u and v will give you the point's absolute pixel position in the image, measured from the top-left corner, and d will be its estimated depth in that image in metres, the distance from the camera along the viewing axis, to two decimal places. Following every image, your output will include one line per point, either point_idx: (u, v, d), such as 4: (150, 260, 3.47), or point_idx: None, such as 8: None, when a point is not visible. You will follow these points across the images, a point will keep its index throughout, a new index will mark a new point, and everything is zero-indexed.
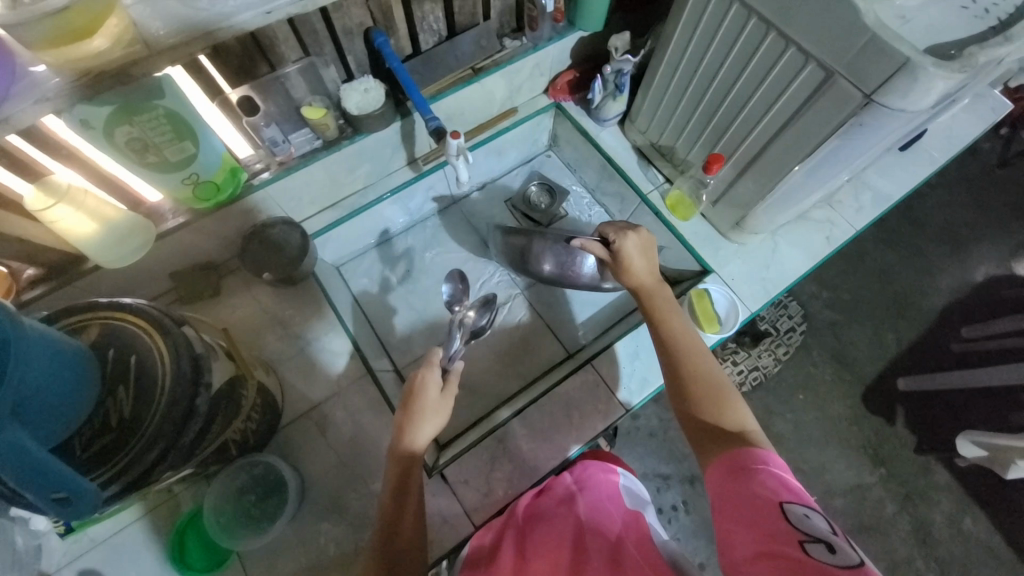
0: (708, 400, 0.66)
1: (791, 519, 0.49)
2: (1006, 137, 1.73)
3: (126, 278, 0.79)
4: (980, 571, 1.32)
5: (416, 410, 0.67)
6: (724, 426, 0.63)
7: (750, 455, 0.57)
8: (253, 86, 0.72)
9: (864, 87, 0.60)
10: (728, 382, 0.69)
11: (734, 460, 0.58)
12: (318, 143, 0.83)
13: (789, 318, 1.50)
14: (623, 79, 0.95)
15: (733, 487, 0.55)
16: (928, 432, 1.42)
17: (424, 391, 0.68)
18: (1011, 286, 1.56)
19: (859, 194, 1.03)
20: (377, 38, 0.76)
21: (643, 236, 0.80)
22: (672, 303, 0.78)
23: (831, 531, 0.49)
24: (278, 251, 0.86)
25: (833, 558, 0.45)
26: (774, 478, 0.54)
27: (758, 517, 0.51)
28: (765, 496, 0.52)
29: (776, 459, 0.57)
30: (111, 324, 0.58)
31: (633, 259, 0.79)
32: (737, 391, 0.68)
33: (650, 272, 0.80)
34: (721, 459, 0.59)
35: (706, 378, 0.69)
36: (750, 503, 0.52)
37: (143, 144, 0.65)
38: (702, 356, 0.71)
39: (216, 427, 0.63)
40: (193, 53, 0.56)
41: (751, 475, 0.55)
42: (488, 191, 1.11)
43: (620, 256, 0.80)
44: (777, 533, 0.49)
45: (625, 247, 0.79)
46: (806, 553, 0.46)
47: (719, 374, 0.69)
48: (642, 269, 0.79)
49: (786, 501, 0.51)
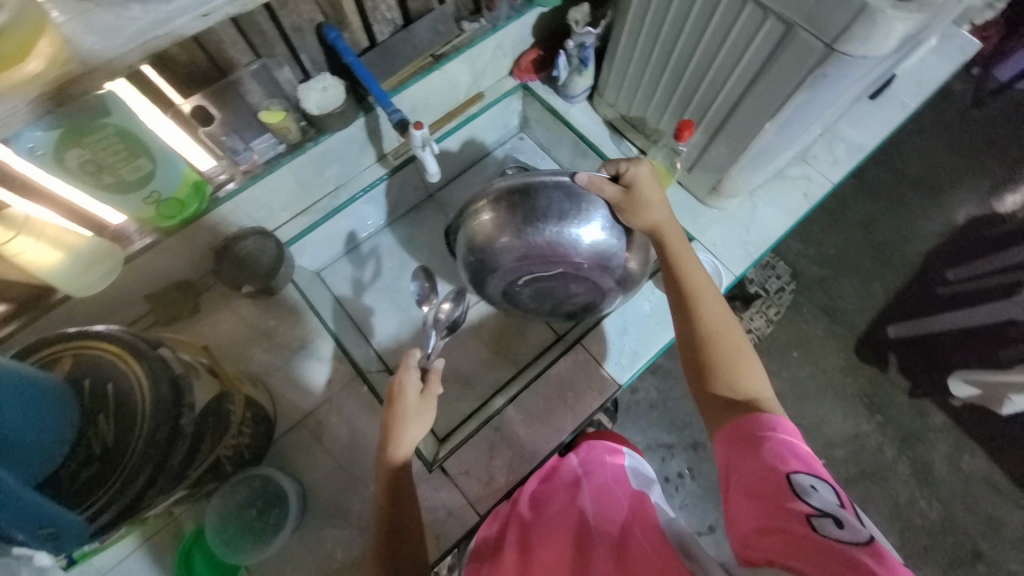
0: (722, 362, 0.66)
1: (799, 492, 0.50)
2: (978, 76, 1.73)
3: (97, 305, 0.77)
4: (981, 506, 1.35)
5: (398, 416, 0.68)
6: (738, 394, 0.64)
7: (760, 422, 0.58)
8: (206, 95, 0.70)
9: (824, 38, 0.59)
10: (746, 343, 0.68)
11: (744, 429, 0.58)
12: (282, 147, 0.81)
13: (778, 278, 1.51)
14: (587, 52, 0.94)
15: (742, 457, 0.56)
16: (921, 376, 1.45)
17: (403, 393, 0.69)
18: (992, 225, 1.57)
19: (833, 147, 1.03)
20: (330, 33, 0.75)
21: (656, 173, 0.75)
22: (690, 253, 0.75)
23: (839, 504, 0.50)
24: (254, 263, 0.86)
25: (842, 533, 0.46)
26: (783, 448, 0.55)
27: (767, 490, 0.51)
28: (774, 465, 0.53)
29: (786, 425, 0.57)
30: (84, 354, 0.56)
31: (647, 193, 0.73)
32: (753, 351, 0.68)
33: (667, 214, 0.74)
34: (732, 424, 0.60)
35: (722, 337, 0.68)
36: (759, 473, 0.53)
37: (96, 166, 0.63)
38: (721, 315, 0.70)
39: (206, 445, 0.62)
40: (132, 64, 0.54)
41: (760, 444, 0.56)
42: (463, 180, 1.09)
43: (635, 191, 0.72)
44: (785, 506, 0.49)
45: (637, 177, 0.73)
46: (814, 528, 0.47)
47: (736, 332, 0.69)
48: (658, 205, 0.74)
49: (794, 472, 0.52)
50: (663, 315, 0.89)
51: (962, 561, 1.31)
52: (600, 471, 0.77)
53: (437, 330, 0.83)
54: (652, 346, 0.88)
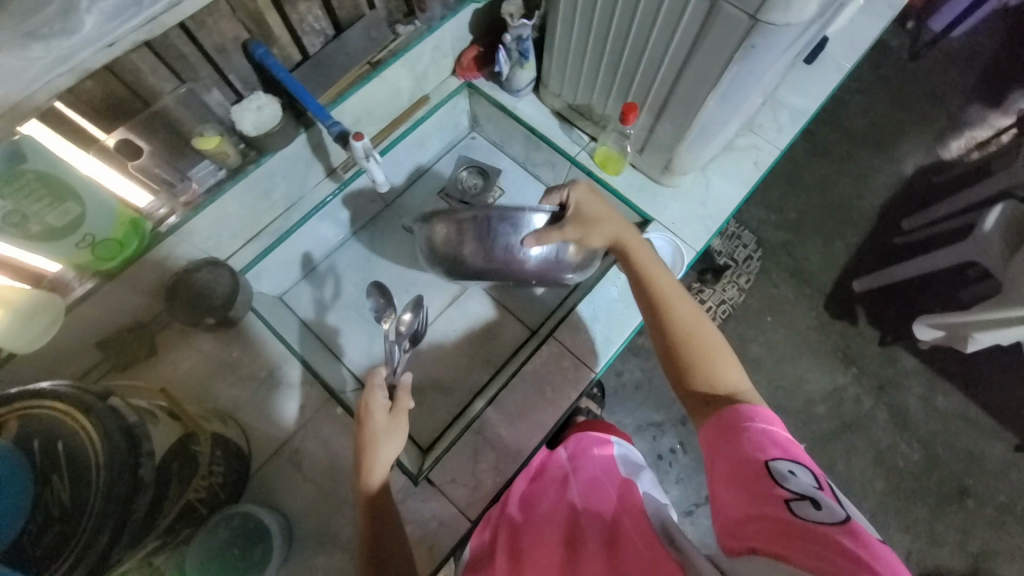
0: (698, 359, 0.67)
1: (779, 479, 0.51)
2: (912, 30, 1.79)
3: (44, 358, 0.73)
4: (959, 442, 1.41)
5: (370, 436, 0.68)
6: (718, 388, 0.65)
7: (740, 412, 0.58)
8: (131, 127, 0.67)
9: (747, 9, 0.60)
10: (719, 338, 0.70)
11: (724, 421, 0.59)
12: (222, 173, 0.78)
13: (744, 247, 1.54)
14: (525, 44, 0.93)
15: (724, 447, 0.57)
16: (889, 325, 1.50)
17: (371, 413, 0.69)
18: (939, 172, 1.64)
19: (777, 114, 1.05)
20: (257, 50, 0.72)
21: (596, 192, 0.80)
22: (651, 258, 0.77)
23: (816, 486, 0.51)
24: (208, 294, 0.82)
25: (820, 514, 0.47)
26: (764, 437, 0.55)
27: (748, 479, 0.52)
28: (754, 453, 0.54)
29: (764, 413, 0.58)
30: (29, 414, 0.54)
31: (592, 209, 0.78)
32: (725, 345, 0.70)
33: (618, 226, 0.78)
34: (713, 418, 0.60)
35: (695, 335, 0.69)
36: (740, 462, 0.54)
37: (19, 216, 0.59)
38: (691, 316, 0.71)
39: (171, 491, 0.60)
40: (40, 104, 0.51)
41: (740, 434, 0.57)
42: (417, 186, 1.06)
43: (582, 212, 0.77)
44: (764, 493, 0.50)
45: (582, 195, 0.78)
46: (793, 511, 0.48)
47: (706, 326, 0.70)
48: (608, 221, 0.78)
49: (773, 460, 0.53)
50: (631, 298, 0.90)
51: (948, 498, 1.37)
52: (588, 462, 0.77)
53: (400, 343, 0.85)
54: (624, 330, 0.89)
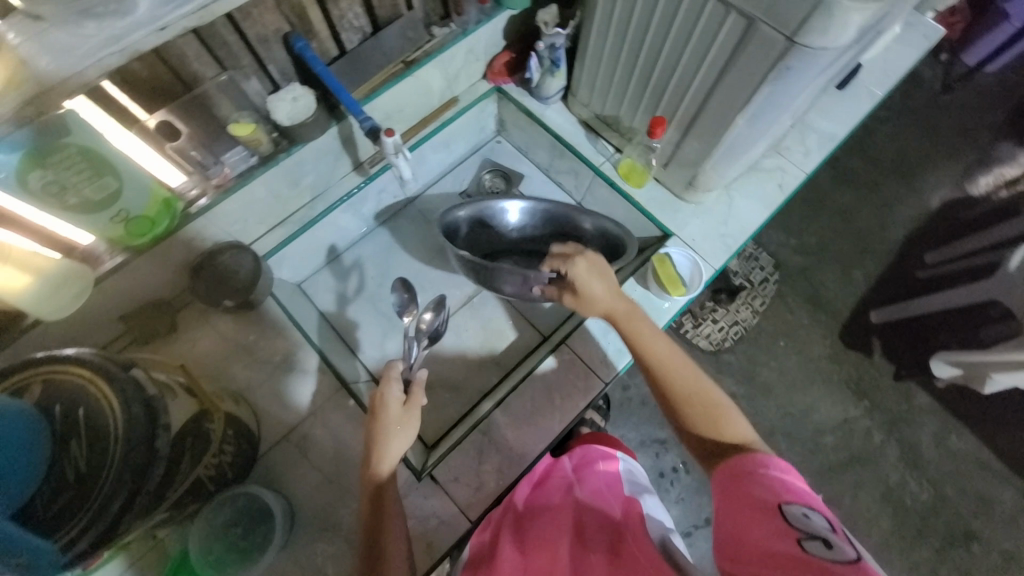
0: (705, 418, 0.67)
1: (790, 520, 0.50)
2: (946, 62, 1.77)
3: (69, 327, 0.75)
4: (970, 485, 1.38)
5: (380, 430, 0.68)
6: (724, 437, 0.65)
7: (752, 460, 0.58)
8: (171, 110, 0.69)
9: (785, 30, 0.60)
10: (723, 396, 0.69)
11: (736, 468, 0.58)
12: (254, 159, 0.80)
13: (761, 269, 1.53)
14: (558, 53, 0.94)
15: (734, 492, 0.55)
16: (904, 358, 1.47)
17: (385, 406, 0.70)
18: (967, 207, 1.61)
19: (805, 137, 1.04)
20: (298, 43, 0.74)
21: (591, 257, 0.76)
22: (646, 320, 0.75)
23: (829, 527, 0.49)
24: (233, 276, 0.84)
25: (831, 553, 0.46)
26: (776, 482, 0.54)
27: (758, 519, 0.51)
28: (766, 497, 0.53)
29: (778, 461, 0.57)
30: (54, 379, 0.54)
31: (590, 281, 0.75)
32: (723, 394, 0.70)
33: (613, 293, 0.76)
34: (725, 467, 0.59)
35: (697, 396, 0.69)
36: (751, 505, 0.53)
37: (60, 187, 0.61)
38: (693, 377, 0.70)
39: (183, 467, 0.61)
40: (89, 82, 0.52)
41: (752, 478, 0.55)
42: (441, 185, 1.08)
43: (576, 285, 0.76)
44: (774, 532, 0.49)
45: (579, 269, 0.75)
46: (804, 549, 0.47)
47: (701, 377, 0.71)
48: (601, 291, 0.76)
49: (786, 503, 0.51)
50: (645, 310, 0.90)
51: (954, 541, 1.33)
52: (593, 474, 0.77)
53: (420, 340, 0.85)
54: None
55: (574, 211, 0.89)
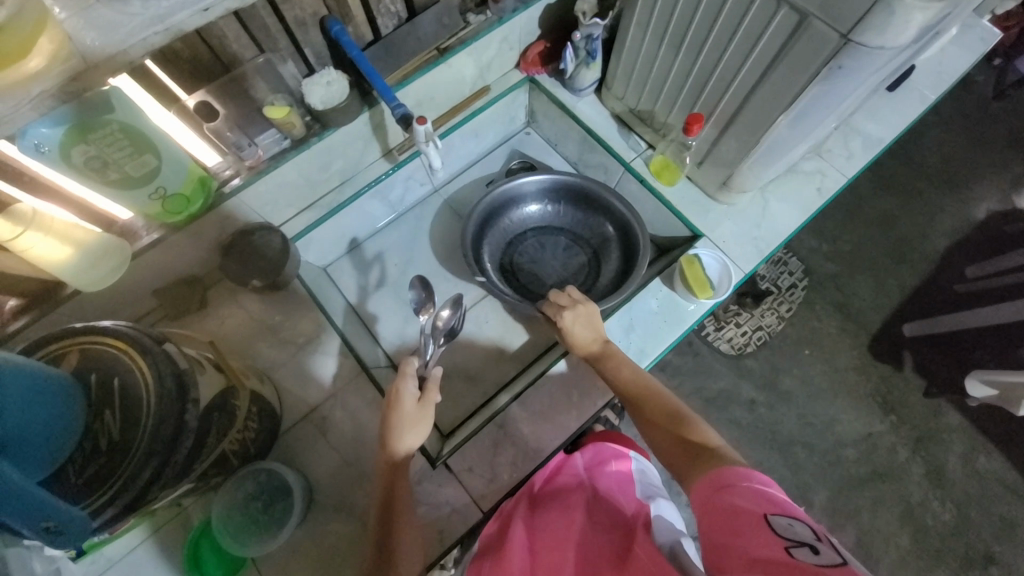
0: (670, 428, 0.65)
1: (776, 528, 0.45)
2: (999, 68, 1.67)
3: (106, 299, 0.78)
4: (996, 507, 1.32)
5: (395, 423, 0.69)
6: (687, 435, 0.63)
7: (731, 472, 0.52)
8: (210, 90, 0.70)
9: (840, 27, 0.57)
10: (690, 412, 0.67)
11: (715, 481, 0.52)
12: (287, 142, 0.81)
13: (790, 274, 1.49)
14: (595, 44, 0.92)
15: (714, 508, 0.50)
16: (935, 374, 1.42)
17: (399, 403, 0.69)
18: (1013, 221, 1.53)
19: (848, 140, 1.00)
20: (334, 26, 0.74)
21: (587, 309, 0.78)
22: (625, 359, 0.77)
23: (816, 537, 0.44)
24: (261, 256, 0.85)
25: (818, 558, 0.41)
26: (760, 495, 0.49)
27: (742, 532, 0.45)
28: (748, 508, 0.47)
29: (758, 475, 0.52)
30: (90, 349, 0.56)
31: (577, 331, 0.78)
32: (688, 407, 0.68)
33: (598, 341, 0.79)
34: (702, 482, 0.53)
35: (662, 413, 0.68)
36: (733, 518, 0.47)
37: (102, 162, 0.63)
38: (661, 396, 0.70)
39: (210, 440, 0.62)
40: (133, 60, 0.53)
41: (732, 491, 0.50)
42: (469, 173, 1.08)
43: (566, 332, 0.79)
44: (759, 542, 0.44)
45: (567, 321, 0.78)
46: (790, 554, 0.42)
47: (661, 395, 0.71)
48: (586, 339, 0.78)
49: (771, 513, 0.46)
50: (669, 311, 0.88)
51: (975, 564, 1.28)
52: (605, 476, 0.75)
53: (435, 337, 0.85)
54: (659, 344, 0.87)
55: (600, 188, 0.95)
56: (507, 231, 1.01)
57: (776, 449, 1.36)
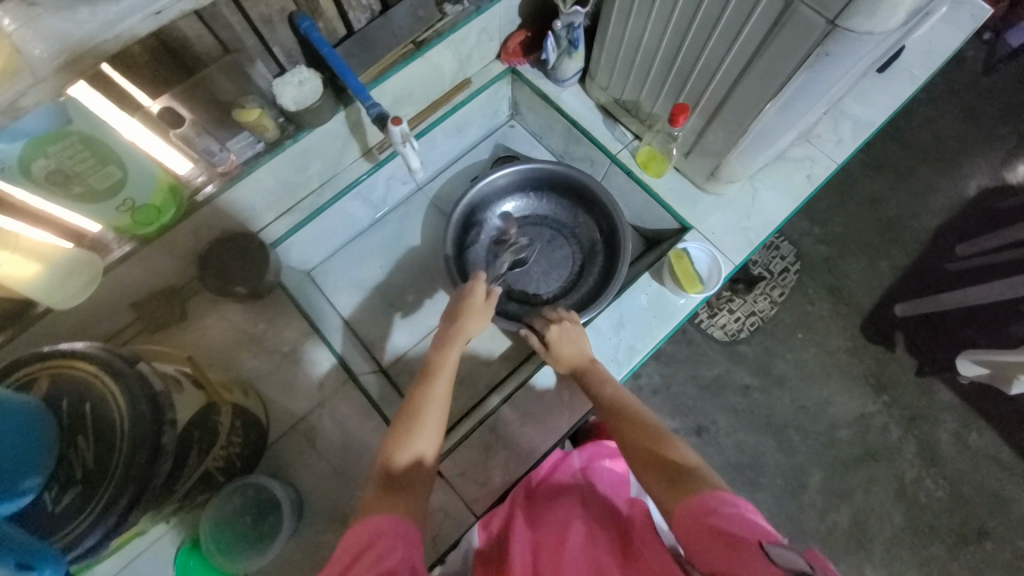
0: (648, 443, 0.63)
1: (771, 557, 0.42)
2: (990, 42, 1.65)
3: (80, 315, 0.75)
4: (988, 483, 1.34)
5: (465, 308, 0.79)
6: (666, 453, 0.60)
7: (718, 499, 0.51)
8: (175, 95, 0.67)
9: (827, 13, 0.55)
10: (667, 429, 0.65)
11: (703, 509, 0.50)
12: (261, 145, 0.78)
13: (781, 259, 1.48)
14: (576, 32, 0.88)
15: (706, 539, 0.48)
16: (928, 353, 1.42)
17: (471, 293, 0.80)
18: (1004, 197, 1.52)
19: (838, 125, 0.98)
20: (303, 23, 0.71)
21: (574, 324, 0.80)
22: (609, 377, 0.76)
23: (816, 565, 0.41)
24: (239, 263, 0.82)
25: None
26: (748, 523, 0.47)
27: (736, 560, 0.44)
28: (737, 535, 0.46)
29: (747, 505, 0.50)
30: (61, 374, 0.54)
31: (563, 346, 0.78)
32: (665, 425, 0.66)
33: (581, 360, 0.78)
34: (689, 507, 0.51)
35: (638, 429, 0.66)
36: (723, 545, 0.46)
37: (65, 176, 0.60)
38: (639, 409, 0.69)
39: (191, 459, 0.61)
40: (84, 68, 0.50)
41: (722, 520, 0.48)
42: (453, 172, 1.08)
43: (553, 344, 0.79)
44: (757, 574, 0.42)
45: (552, 335, 0.79)
46: None
47: (640, 410, 0.69)
48: (574, 355, 0.78)
49: (767, 542, 0.45)
50: (660, 307, 0.87)
51: (967, 539, 1.31)
52: (600, 476, 0.80)
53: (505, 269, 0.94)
54: (650, 341, 0.86)
55: (578, 175, 0.93)
56: (490, 227, 0.99)
57: (771, 433, 1.37)
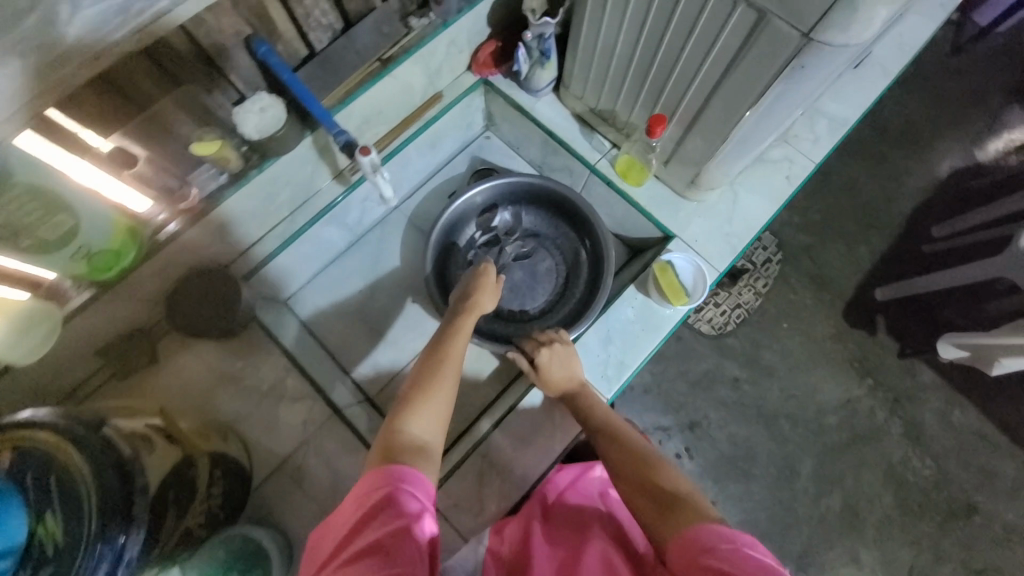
0: (640, 471, 0.62)
1: None
2: (957, 22, 1.67)
3: (41, 369, 0.71)
4: (973, 458, 1.37)
5: (476, 286, 0.78)
6: (657, 482, 0.59)
7: (714, 533, 0.49)
8: (127, 134, 0.63)
9: (801, 25, 0.54)
10: (660, 456, 0.64)
11: (699, 544, 0.49)
12: (224, 177, 0.74)
13: (764, 249, 1.48)
14: (547, 43, 0.86)
15: None
16: (909, 336, 1.44)
17: (485, 274, 0.80)
18: (975, 176, 1.55)
19: (814, 122, 0.98)
20: (260, 48, 0.67)
21: (566, 348, 0.79)
22: (601, 402, 0.75)
23: None
24: (212, 299, 0.79)
25: None
26: (745, 559, 0.46)
27: None
28: None
29: (745, 536, 0.48)
30: (23, 446, 0.51)
31: (553, 369, 0.77)
32: (659, 452, 0.65)
33: (572, 384, 0.77)
34: (685, 543, 0.50)
35: (630, 457, 0.64)
36: None
37: (12, 230, 0.56)
38: (630, 436, 0.68)
39: (168, 522, 0.58)
40: None
41: (718, 559, 0.46)
42: (429, 187, 1.05)
43: (543, 367, 0.77)
44: None
45: (543, 358, 0.78)
46: None
47: (631, 436, 0.68)
48: (564, 378, 0.77)
49: None
50: (646, 318, 0.86)
51: (956, 515, 1.34)
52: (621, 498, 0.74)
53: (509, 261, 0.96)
54: (639, 354, 0.84)
55: (559, 188, 0.92)
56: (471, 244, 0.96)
57: (762, 424, 1.38)
